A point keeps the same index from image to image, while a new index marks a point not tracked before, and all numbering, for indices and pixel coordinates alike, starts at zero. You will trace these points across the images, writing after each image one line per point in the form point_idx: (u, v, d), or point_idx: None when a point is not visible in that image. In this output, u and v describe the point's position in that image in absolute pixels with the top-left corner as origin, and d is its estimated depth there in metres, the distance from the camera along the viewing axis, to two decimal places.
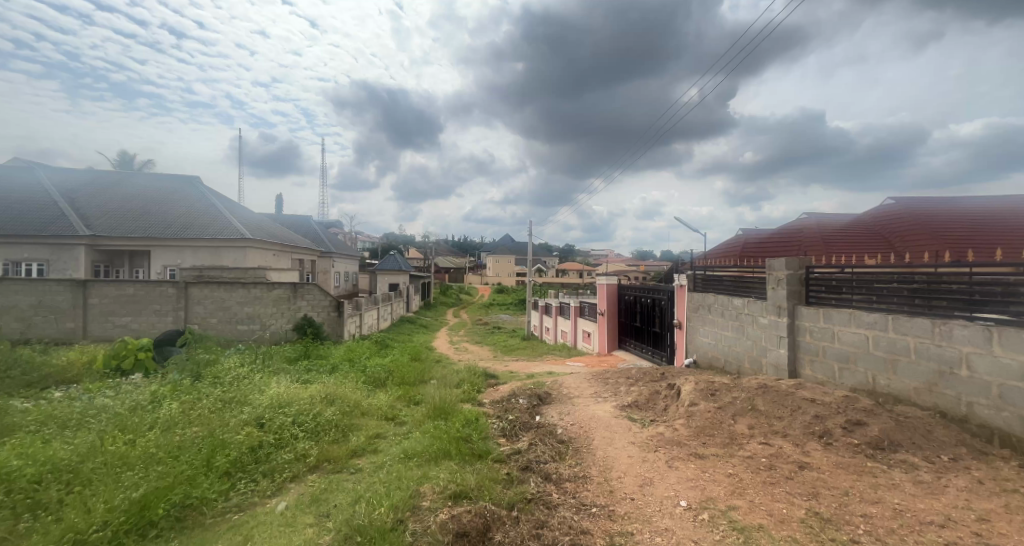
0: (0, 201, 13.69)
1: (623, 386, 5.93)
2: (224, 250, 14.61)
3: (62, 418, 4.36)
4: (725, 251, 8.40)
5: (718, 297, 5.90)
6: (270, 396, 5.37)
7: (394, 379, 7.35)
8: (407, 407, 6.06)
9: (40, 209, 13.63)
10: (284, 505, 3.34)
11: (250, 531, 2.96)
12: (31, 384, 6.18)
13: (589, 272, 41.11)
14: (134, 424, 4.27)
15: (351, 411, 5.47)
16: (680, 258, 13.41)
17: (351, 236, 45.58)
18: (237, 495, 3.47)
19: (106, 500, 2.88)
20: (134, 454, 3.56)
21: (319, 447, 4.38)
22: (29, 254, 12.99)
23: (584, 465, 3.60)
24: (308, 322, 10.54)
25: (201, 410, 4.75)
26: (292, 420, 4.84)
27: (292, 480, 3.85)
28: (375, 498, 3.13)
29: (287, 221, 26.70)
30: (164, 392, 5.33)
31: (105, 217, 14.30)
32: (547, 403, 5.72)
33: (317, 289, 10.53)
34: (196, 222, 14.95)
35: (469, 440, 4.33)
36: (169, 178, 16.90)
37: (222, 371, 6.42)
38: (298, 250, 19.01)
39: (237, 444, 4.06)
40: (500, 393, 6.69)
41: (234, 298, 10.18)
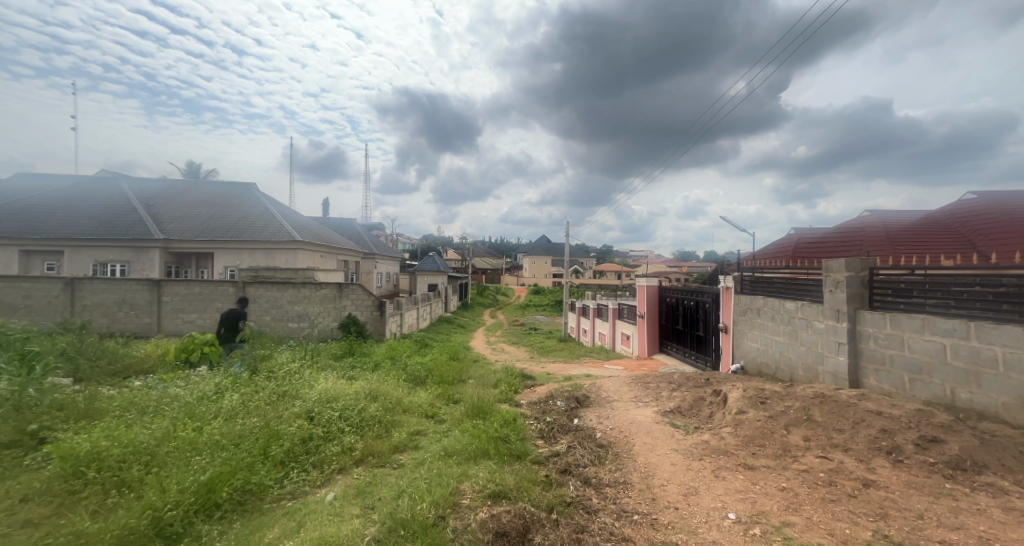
0: (89, 207, 15.21)
1: (665, 390, 5.75)
2: (277, 252, 15.51)
3: (140, 404, 4.78)
4: (776, 251, 7.96)
5: (769, 300, 5.60)
6: (319, 391, 5.63)
7: (433, 378, 7.49)
8: (446, 406, 6.16)
9: (122, 215, 15.03)
10: (333, 496, 3.48)
11: (302, 518, 3.12)
12: (115, 373, 6.82)
13: (628, 273, 40.18)
14: (201, 413, 4.62)
15: (393, 408, 5.64)
16: (725, 259, 12.84)
17: (392, 237, 46.98)
18: (291, 484, 3.66)
19: (178, 481, 3.13)
20: (201, 440, 3.85)
21: (364, 442, 4.54)
22: (112, 255, 14.33)
23: (625, 470, 3.52)
24: (352, 321, 11.00)
25: (259, 402, 5.06)
26: (339, 415, 5.05)
27: (339, 472, 4.01)
28: (418, 494, 3.20)
29: (334, 224, 27.92)
30: (225, 383, 5.72)
31: (176, 221, 15.56)
32: (585, 406, 5.64)
33: (360, 288, 10.94)
34: (253, 225, 15.97)
35: (508, 440, 4.34)
36: (230, 185, 18.13)
37: (276, 366, 6.81)
38: (343, 251, 19.84)
39: (290, 435, 4.29)
40: (537, 394, 6.66)
41: (285, 296, 10.78)
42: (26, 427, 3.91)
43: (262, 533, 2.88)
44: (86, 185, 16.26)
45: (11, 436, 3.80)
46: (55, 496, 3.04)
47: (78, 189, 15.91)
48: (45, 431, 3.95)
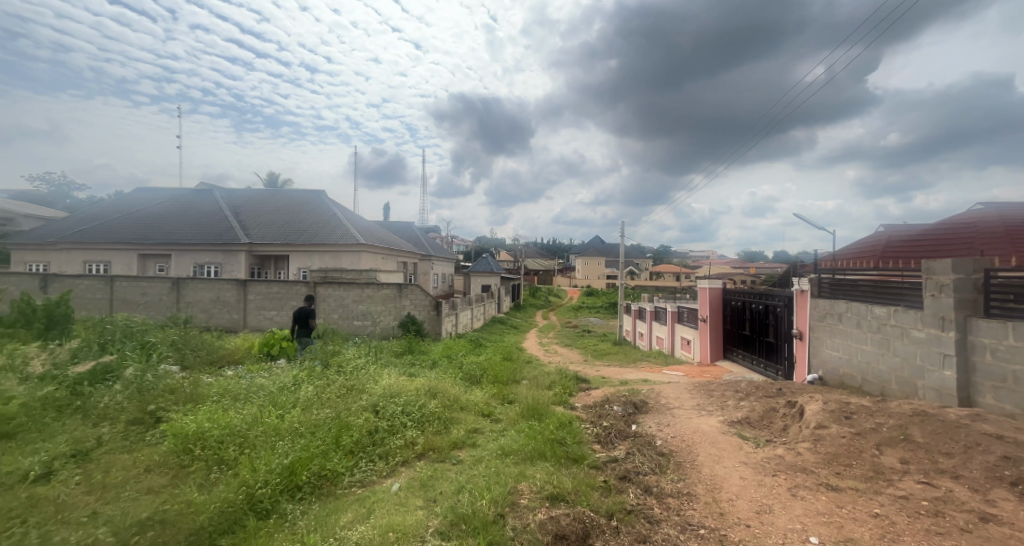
0: (190, 215, 17.16)
1: (732, 399, 5.41)
2: (344, 254, 16.58)
3: (232, 391, 5.31)
4: (860, 251, 7.23)
5: (852, 305, 5.10)
6: (383, 386, 5.93)
7: (487, 378, 7.60)
8: (501, 405, 6.24)
9: (216, 222, 16.80)
10: (398, 487, 3.65)
11: (371, 505, 3.30)
12: (211, 362, 7.65)
13: (689, 275, 38.31)
14: (283, 402, 5.06)
15: (451, 405, 5.81)
16: (798, 260, 11.87)
17: (448, 240, 48.45)
18: (360, 472, 3.89)
19: (265, 462, 3.46)
20: (284, 427, 4.21)
21: (425, 437, 4.72)
22: (208, 257, 16.07)
23: (689, 481, 3.37)
24: (411, 320, 11.49)
25: (331, 394, 5.44)
26: (402, 409, 5.29)
27: (402, 464, 4.20)
28: (477, 490, 3.27)
29: (394, 227, 29.30)
30: (301, 376, 6.20)
31: (259, 226, 17.13)
32: (643, 412, 5.46)
33: (418, 289, 11.39)
34: (324, 229, 17.16)
35: (564, 443, 4.32)
36: (304, 192, 19.62)
37: (344, 361, 7.28)
38: (402, 253, 20.75)
39: (359, 427, 4.56)
40: (592, 398, 6.55)
41: (351, 296, 11.48)
42: (146, 408, 4.50)
43: (336, 517, 3.08)
44: (188, 196, 18.39)
45: (135, 414, 4.38)
46: (170, 469, 3.46)
47: (182, 200, 18.02)
48: (160, 412, 4.51)
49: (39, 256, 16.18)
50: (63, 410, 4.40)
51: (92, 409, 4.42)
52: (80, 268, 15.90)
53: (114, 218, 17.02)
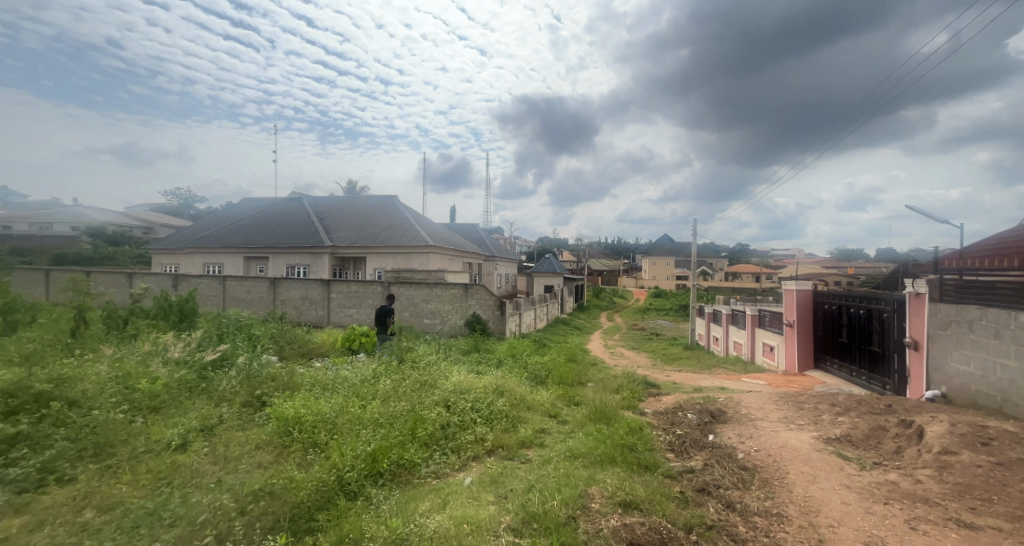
0: (284, 221, 19.03)
1: (828, 413, 4.88)
2: (416, 255, 17.44)
3: (321, 381, 5.81)
4: (996, 249, 6.18)
5: (987, 311, 4.36)
6: (453, 382, 6.14)
7: (552, 378, 7.55)
8: (567, 407, 6.19)
9: (305, 227, 18.47)
10: (470, 480, 3.77)
11: (446, 496, 3.43)
12: (302, 354, 8.43)
13: (771, 276, 35.28)
14: (365, 393, 5.44)
15: (518, 404, 5.86)
16: (909, 259, 10.44)
17: (512, 240, 49.13)
18: (434, 464, 4.07)
19: (351, 448, 3.74)
20: (367, 416, 4.53)
21: (494, 434, 4.81)
22: (299, 259, 17.71)
23: (779, 500, 3.09)
24: (476, 319, 11.78)
25: (406, 388, 5.74)
26: (471, 406, 5.44)
27: (473, 459, 4.33)
28: (548, 490, 3.27)
29: (461, 228, 30.24)
30: (379, 369, 6.61)
31: (341, 230, 18.55)
32: (721, 422, 5.11)
33: (483, 288, 11.65)
34: (397, 232, 18.17)
35: (635, 449, 4.17)
36: (378, 198, 20.92)
37: (417, 357, 7.66)
38: (468, 254, 21.37)
39: (432, 421, 4.76)
40: (663, 404, 6.25)
41: (421, 295, 12.06)
42: (254, 392, 5.08)
43: (415, 504, 3.24)
44: (282, 205, 20.42)
45: (246, 398, 4.97)
46: (274, 447, 3.89)
47: (278, 208, 20.06)
48: (265, 396, 5.06)
49: (170, 259, 18.88)
50: (192, 390, 5.12)
51: (214, 391, 5.09)
52: (200, 269, 18.32)
53: (225, 225, 19.39)
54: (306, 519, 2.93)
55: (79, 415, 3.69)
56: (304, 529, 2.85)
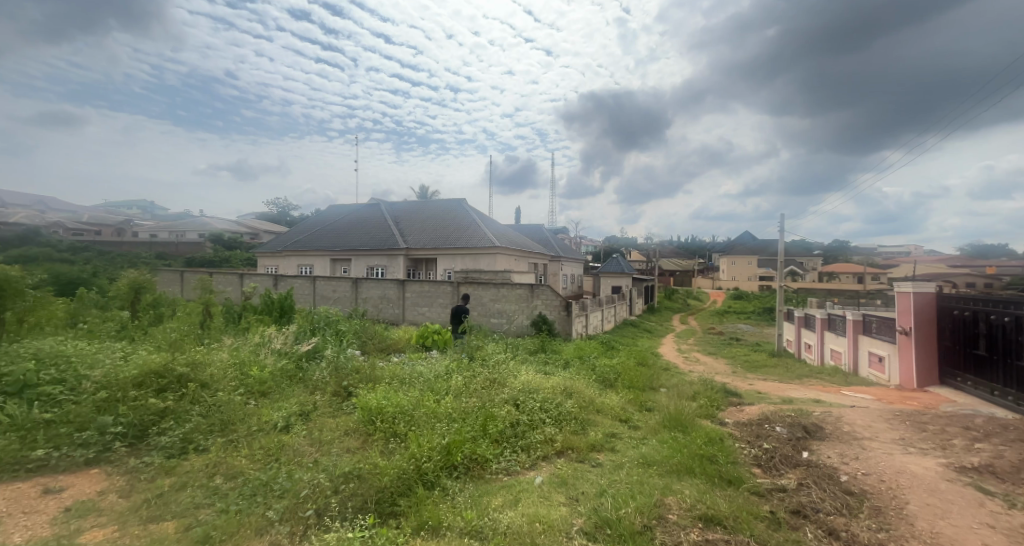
0: (364, 225, 20.48)
1: (958, 438, 4.21)
2: (483, 256, 17.89)
3: (399, 375, 6.16)
4: None
5: None
6: (522, 382, 6.20)
7: (622, 382, 7.33)
8: (639, 412, 5.97)
9: (382, 231, 19.74)
10: (541, 480, 3.79)
11: (517, 494, 3.48)
12: (381, 349, 9.03)
13: None
14: (439, 389, 5.68)
15: (587, 406, 5.77)
16: None
17: (578, 240, 48.67)
18: (505, 461, 4.15)
19: (428, 440, 3.92)
20: (441, 411, 4.72)
21: (563, 435, 4.79)
22: (377, 260, 18.93)
23: (896, 533, 2.72)
24: (543, 319, 11.78)
25: (477, 385, 5.90)
26: (540, 405, 5.46)
27: (543, 459, 4.34)
28: (621, 496, 3.20)
29: (527, 229, 30.45)
30: (452, 366, 6.87)
31: (414, 233, 19.55)
32: (817, 438, 4.63)
33: (549, 288, 11.63)
34: (466, 234, 18.75)
35: (716, 461, 3.91)
36: (447, 202, 21.76)
37: (487, 355, 7.85)
38: (534, 255, 21.48)
39: (502, 418, 4.84)
40: (746, 415, 5.80)
41: (488, 295, 12.39)
42: (342, 382, 5.54)
43: (489, 499, 3.32)
44: (363, 211, 22.00)
45: (335, 388, 5.43)
46: (360, 435, 4.23)
47: (358, 214, 21.65)
48: (351, 387, 5.49)
49: (270, 261, 21.11)
50: (292, 378, 5.70)
51: (309, 380, 5.63)
52: (295, 270, 20.28)
53: (316, 230, 21.32)
54: (390, 503, 3.12)
55: (207, 395, 4.29)
56: (388, 512, 3.05)
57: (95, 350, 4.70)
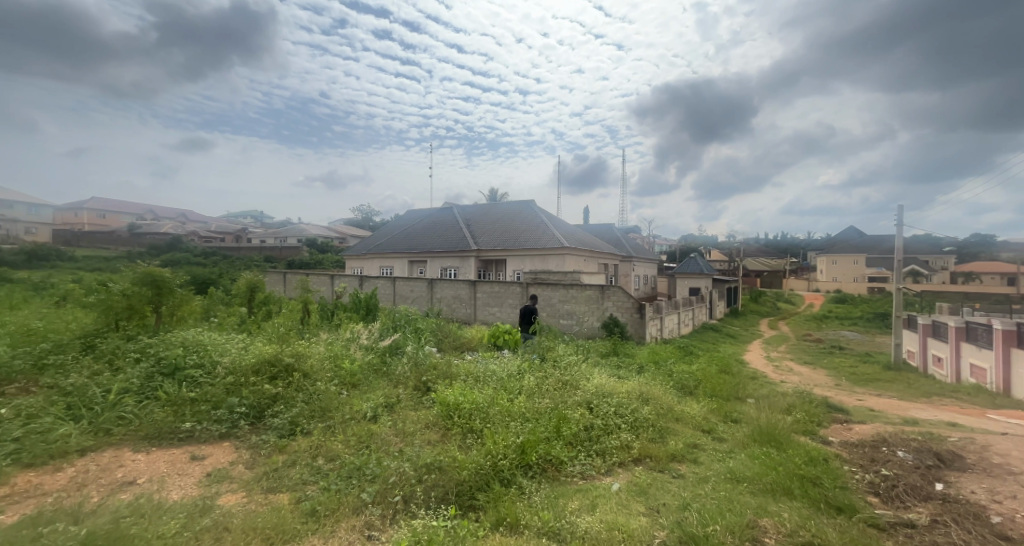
0: (438, 229, 21.41)
1: None
2: (551, 257, 17.86)
3: (473, 373, 6.34)
4: None
5: None
6: (595, 385, 6.08)
7: (703, 390, 6.88)
8: (723, 423, 5.56)
9: (454, 233, 20.51)
10: (618, 487, 3.68)
11: (594, 499, 3.41)
12: (456, 346, 9.37)
13: None
14: (512, 388, 5.74)
15: (665, 414, 5.49)
16: None
17: (652, 240, 46.77)
18: (580, 464, 4.08)
19: (504, 438, 3.98)
20: (515, 410, 4.76)
21: (640, 442, 4.62)
22: (449, 262, 19.68)
23: None
24: (614, 322, 11.45)
25: (549, 386, 5.89)
26: (615, 410, 5.31)
27: (620, 465, 4.22)
28: (708, 512, 3.01)
29: (597, 228, 29.87)
30: (523, 366, 6.92)
31: (484, 235, 20.04)
32: (953, 468, 3.98)
33: (620, 290, 11.29)
34: (534, 235, 18.84)
35: (820, 484, 3.52)
36: (516, 204, 22.05)
37: (559, 356, 7.80)
38: (605, 255, 21.00)
39: (576, 421, 4.77)
40: (856, 435, 5.15)
41: (558, 296, 12.34)
42: (421, 378, 5.83)
43: (565, 501, 3.30)
44: (437, 215, 23.02)
45: (416, 382, 5.74)
46: (439, 429, 4.42)
47: (433, 219, 22.70)
48: (430, 382, 5.76)
49: (356, 263, 22.87)
50: (377, 371, 6.11)
51: (392, 374, 6.00)
52: (377, 272, 21.76)
53: (395, 234, 22.70)
54: (469, 497, 3.22)
55: (309, 384, 4.74)
56: (467, 505, 3.15)
57: (224, 340, 5.42)
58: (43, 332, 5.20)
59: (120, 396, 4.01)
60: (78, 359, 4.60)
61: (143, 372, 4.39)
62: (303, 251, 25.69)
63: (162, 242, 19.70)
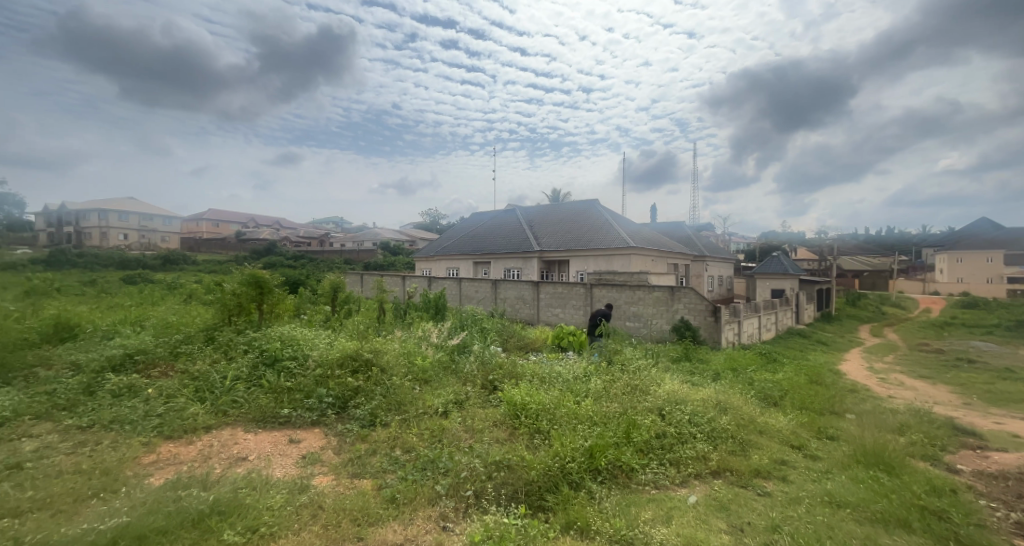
0: (502, 231, 21.73)
1: None
2: (617, 257, 17.40)
3: (539, 373, 6.34)
4: None
5: None
6: (667, 391, 5.80)
7: (791, 402, 6.29)
8: (815, 439, 5.04)
9: (517, 235, 20.70)
10: (695, 500, 3.48)
11: (669, 510, 3.25)
12: (521, 346, 9.44)
13: None
14: (578, 390, 5.66)
15: (746, 425, 5.10)
16: None
17: (727, 239, 43.83)
18: (652, 473, 3.91)
19: (572, 441, 3.93)
20: (583, 412, 4.66)
21: (719, 454, 4.33)
22: (513, 263, 19.88)
23: None
24: (685, 325, 10.87)
25: (617, 390, 5.72)
26: (689, 418, 5.03)
27: (696, 477, 3.99)
28: (803, 537, 2.74)
29: (665, 227, 28.60)
30: (590, 369, 6.79)
31: (548, 236, 19.98)
32: None
33: (693, 292, 10.68)
34: (598, 235, 18.45)
35: (946, 519, 3.07)
36: (579, 204, 21.75)
37: (627, 360, 7.55)
38: (674, 255, 20.03)
39: (646, 428, 4.57)
40: (990, 465, 4.41)
41: (624, 298, 12.00)
42: (489, 377, 5.95)
43: (638, 510, 3.18)
44: (500, 217, 23.38)
45: (483, 381, 5.86)
46: (507, 427, 4.48)
47: (496, 221, 23.09)
48: (496, 381, 5.85)
49: (425, 265, 23.89)
50: (447, 369, 6.33)
51: (461, 372, 6.18)
52: (444, 273, 22.56)
53: (461, 236, 23.41)
54: (537, 497, 3.21)
55: (386, 378, 5.02)
56: (537, 506, 3.15)
57: (313, 335, 5.93)
58: (175, 324, 6.06)
59: (233, 382, 4.55)
60: (202, 349, 5.29)
61: (250, 362, 4.93)
62: (378, 253, 27.36)
63: (261, 247, 22.03)
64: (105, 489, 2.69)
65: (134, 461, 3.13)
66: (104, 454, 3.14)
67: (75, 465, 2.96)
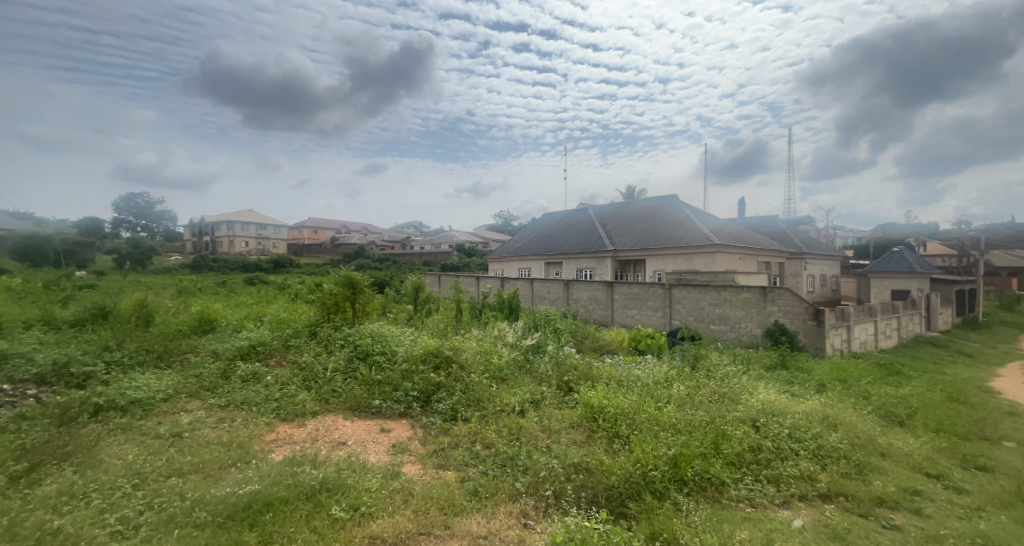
0: (575, 230, 21.45)
1: None
2: (699, 256, 16.36)
3: (616, 376, 6.13)
4: None
5: None
6: (760, 401, 5.29)
7: (921, 422, 5.41)
8: (953, 467, 4.28)
9: (590, 234, 20.29)
10: (801, 524, 3.12)
11: (769, 532, 2.95)
12: (596, 348, 9.22)
13: None
14: (659, 396, 5.37)
15: (863, 445, 4.48)
16: None
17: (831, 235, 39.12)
18: (746, 488, 3.58)
19: (654, 448, 3.73)
20: (665, 419, 4.41)
21: (829, 475, 3.86)
22: (585, 263, 19.51)
23: None
24: (780, 330, 9.88)
25: (703, 398, 5.34)
26: (790, 433, 4.55)
27: (800, 498, 3.59)
28: None
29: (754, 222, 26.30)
30: (671, 373, 6.42)
31: (622, 235, 19.34)
32: None
33: (789, 293, 9.67)
34: (677, 233, 17.47)
35: None
36: (656, 201, 20.77)
37: (713, 366, 7.02)
38: (766, 252, 18.33)
39: (738, 440, 4.21)
40: None
41: (707, 298, 11.23)
42: (563, 378, 5.88)
43: (732, 529, 2.93)
44: (572, 216, 23.08)
45: (558, 382, 5.80)
46: (585, 430, 4.38)
47: (568, 220, 22.84)
48: (572, 383, 5.77)
49: (498, 265, 24.34)
50: (522, 368, 6.37)
51: (536, 372, 6.17)
52: (516, 273, 22.79)
53: (533, 237, 23.50)
54: (619, 504, 3.09)
55: (466, 375, 5.15)
56: (619, 512, 3.04)
57: (398, 332, 6.29)
58: (285, 320, 6.80)
59: (332, 373, 4.98)
60: (307, 342, 5.86)
61: (346, 356, 5.36)
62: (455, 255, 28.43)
63: (351, 250, 24.01)
64: (241, 459, 3.07)
65: (258, 438, 3.54)
66: (238, 430, 3.60)
67: (218, 437, 3.43)
